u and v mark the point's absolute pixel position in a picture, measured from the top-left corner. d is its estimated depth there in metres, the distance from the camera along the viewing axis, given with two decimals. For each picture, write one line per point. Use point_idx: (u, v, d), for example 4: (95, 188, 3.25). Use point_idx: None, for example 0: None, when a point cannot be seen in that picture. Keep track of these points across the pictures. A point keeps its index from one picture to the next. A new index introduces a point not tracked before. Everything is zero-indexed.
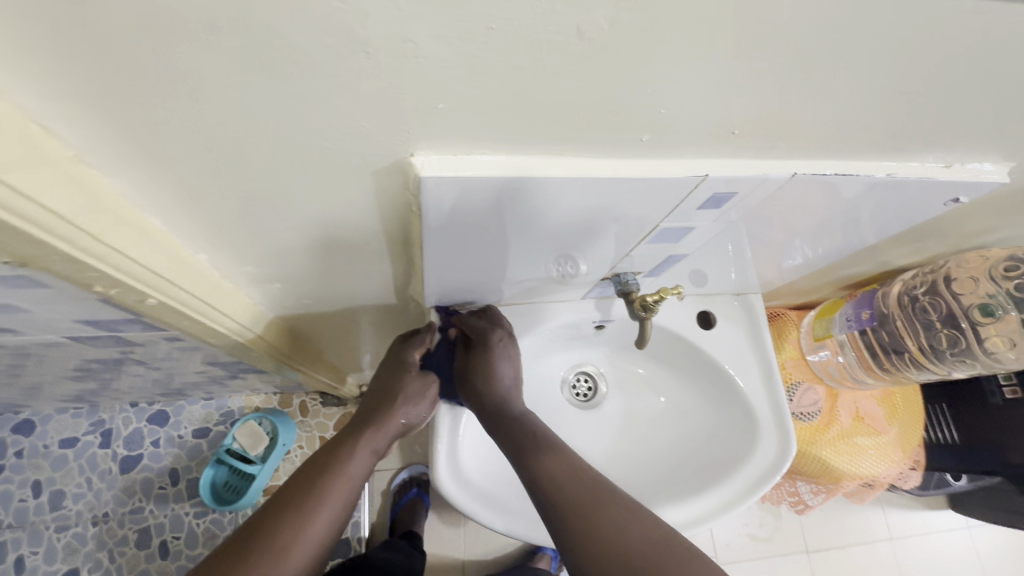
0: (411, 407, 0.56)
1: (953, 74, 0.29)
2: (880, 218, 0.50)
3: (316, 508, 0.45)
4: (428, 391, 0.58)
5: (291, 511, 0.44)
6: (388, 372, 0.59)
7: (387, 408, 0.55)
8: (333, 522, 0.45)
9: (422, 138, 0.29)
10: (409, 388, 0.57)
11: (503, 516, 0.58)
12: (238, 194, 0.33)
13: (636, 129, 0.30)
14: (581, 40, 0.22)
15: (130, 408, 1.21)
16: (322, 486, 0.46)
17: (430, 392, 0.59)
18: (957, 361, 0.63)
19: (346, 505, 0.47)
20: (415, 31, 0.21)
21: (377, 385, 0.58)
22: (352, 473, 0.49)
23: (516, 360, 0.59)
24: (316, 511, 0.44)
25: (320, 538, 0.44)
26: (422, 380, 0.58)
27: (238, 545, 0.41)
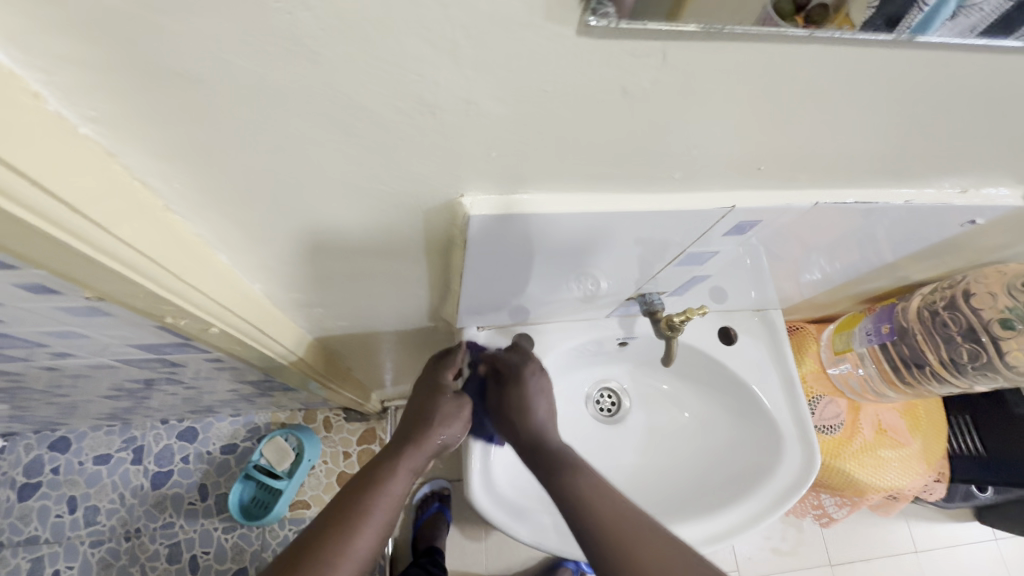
0: (446, 428, 0.58)
1: (966, 113, 0.31)
2: (897, 237, 0.52)
3: (358, 527, 0.47)
4: (462, 411, 0.59)
5: (338, 528, 0.46)
6: (424, 392, 0.61)
7: (422, 430, 0.57)
8: (374, 541, 0.47)
9: (473, 180, 0.31)
10: (444, 410, 0.59)
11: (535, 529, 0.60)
12: (298, 231, 0.36)
13: (668, 168, 0.32)
14: (624, 97, 0.25)
15: (161, 425, 1.25)
16: (365, 504, 0.49)
17: (464, 413, 0.60)
18: (978, 374, 0.65)
19: (385, 524, 0.49)
20: (478, 94, 0.24)
21: (411, 408, 0.60)
22: (392, 494, 0.52)
23: (549, 392, 0.61)
24: (358, 529, 0.46)
25: (362, 556, 0.46)
26: (456, 403, 0.60)
27: (289, 560, 0.44)
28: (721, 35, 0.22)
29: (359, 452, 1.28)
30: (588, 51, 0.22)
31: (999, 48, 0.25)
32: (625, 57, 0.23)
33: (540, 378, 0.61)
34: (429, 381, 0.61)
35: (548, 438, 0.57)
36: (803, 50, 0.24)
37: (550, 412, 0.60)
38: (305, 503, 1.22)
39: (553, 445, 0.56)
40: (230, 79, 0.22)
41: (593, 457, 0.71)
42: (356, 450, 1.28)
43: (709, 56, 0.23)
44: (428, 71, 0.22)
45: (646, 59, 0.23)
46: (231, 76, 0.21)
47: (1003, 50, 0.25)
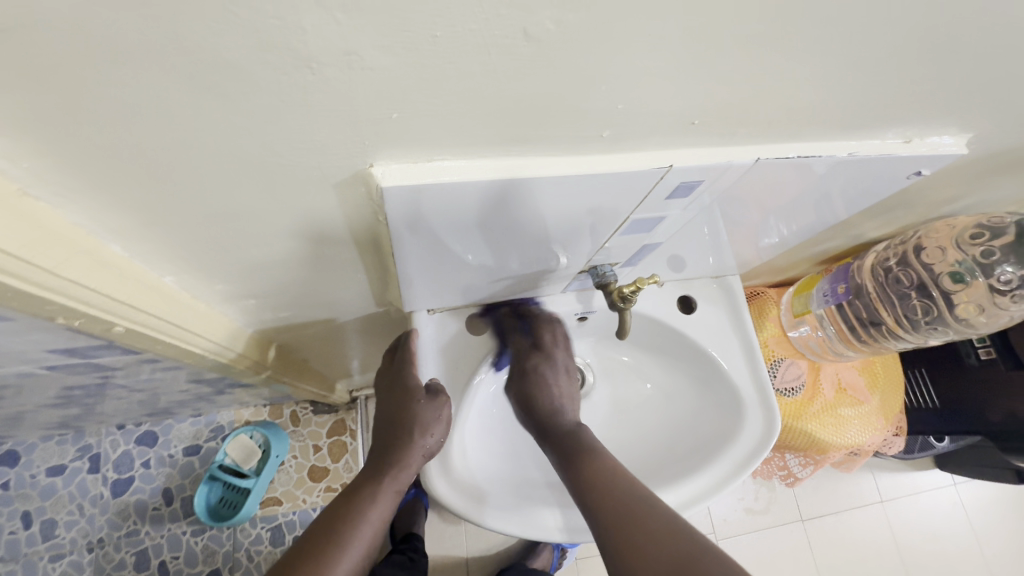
0: (428, 435, 0.57)
1: (906, 52, 0.29)
2: (846, 194, 0.51)
3: (342, 554, 0.49)
4: (441, 414, 0.57)
5: (321, 552, 0.48)
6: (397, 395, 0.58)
7: (403, 442, 0.56)
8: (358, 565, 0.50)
9: (381, 148, 0.28)
10: (423, 416, 0.57)
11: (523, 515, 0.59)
12: (197, 213, 0.32)
13: (595, 126, 0.30)
14: (528, 41, 0.22)
15: (117, 430, 1.19)
16: (348, 530, 0.50)
17: (444, 414, 0.58)
18: (931, 330, 0.64)
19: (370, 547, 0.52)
20: (358, 43, 0.21)
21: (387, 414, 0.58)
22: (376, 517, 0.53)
23: (559, 379, 0.64)
24: (339, 556, 0.48)
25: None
26: (434, 404, 0.58)
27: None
28: None
29: (330, 444, 1.26)
30: None
31: None
32: None
33: (547, 367, 0.64)
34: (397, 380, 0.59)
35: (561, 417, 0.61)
36: None
37: (566, 391, 0.64)
38: (276, 500, 1.20)
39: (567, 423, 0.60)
40: (43, 33, 0.18)
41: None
42: (327, 442, 1.26)
43: None
44: (290, 14, 0.19)
45: None
46: (42, 27, 0.18)
47: None
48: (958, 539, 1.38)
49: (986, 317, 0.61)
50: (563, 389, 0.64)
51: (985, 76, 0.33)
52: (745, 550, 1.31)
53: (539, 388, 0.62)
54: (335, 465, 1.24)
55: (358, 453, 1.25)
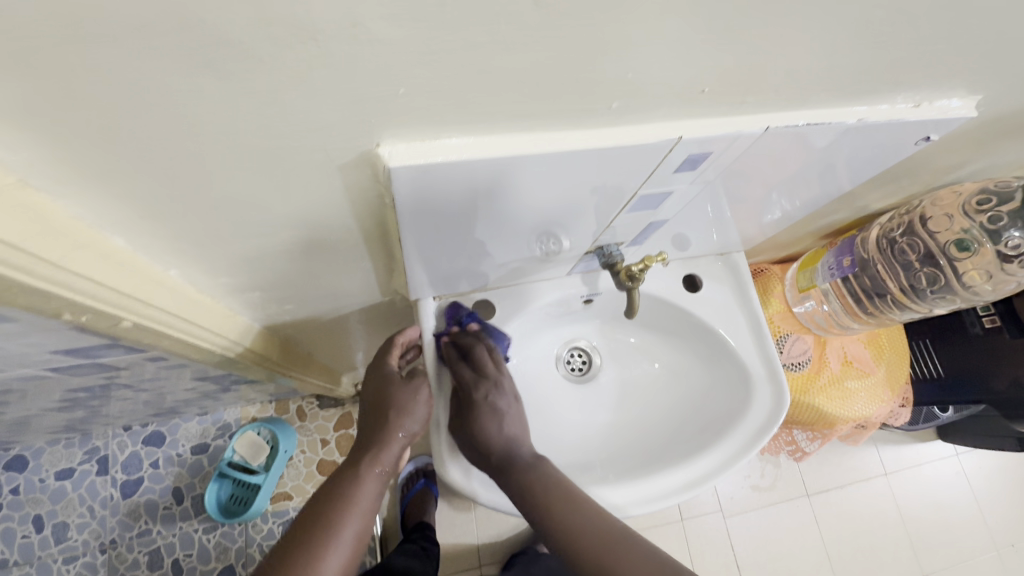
0: (408, 416, 0.54)
1: (918, 10, 0.28)
2: (852, 165, 0.50)
3: (324, 544, 0.44)
4: (419, 394, 0.54)
5: (300, 553, 0.43)
6: (373, 386, 0.56)
7: (382, 426, 0.52)
8: (345, 557, 0.45)
9: (387, 127, 0.28)
10: (400, 398, 0.54)
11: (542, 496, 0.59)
12: (200, 201, 0.32)
13: (603, 98, 0.29)
14: (538, 7, 0.22)
15: (124, 432, 1.19)
16: (333, 518, 0.46)
17: (423, 396, 0.55)
18: (937, 299, 0.65)
19: (358, 534, 0.47)
20: (364, 14, 0.20)
21: (365, 404, 0.55)
22: (362, 501, 0.48)
23: (514, 411, 0.56)
24: (324, 546, 0.44)
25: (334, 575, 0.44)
26: (409, 388, 0.55)
27: None
28: None
29: (337, 438, 1.26)
30: None
31: None
32: None
33: (498, 397, 0.56)
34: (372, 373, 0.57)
35: (519, 452, 0.54)
36: None
37: (522, 424, 0.56)
38: (285, 495, 1.20)
39: (524, 454, 0.54)
40: (39, 11, 0.17)
41: (565, 416, 0.70)
42: (334, 436, 1.26)
43: None
44: None
45: None
46: (37, 5, 0.17)
47: None
48: (961, 508, 1.40)
49: (991, 284, 0.61)
50: (518, 422, 0.56)
51: (995, 37, 0.33)
52: (752, 526, 1.33)
53: (486, 425, 0.54)
54: (344, 459, 1.25)
55: None
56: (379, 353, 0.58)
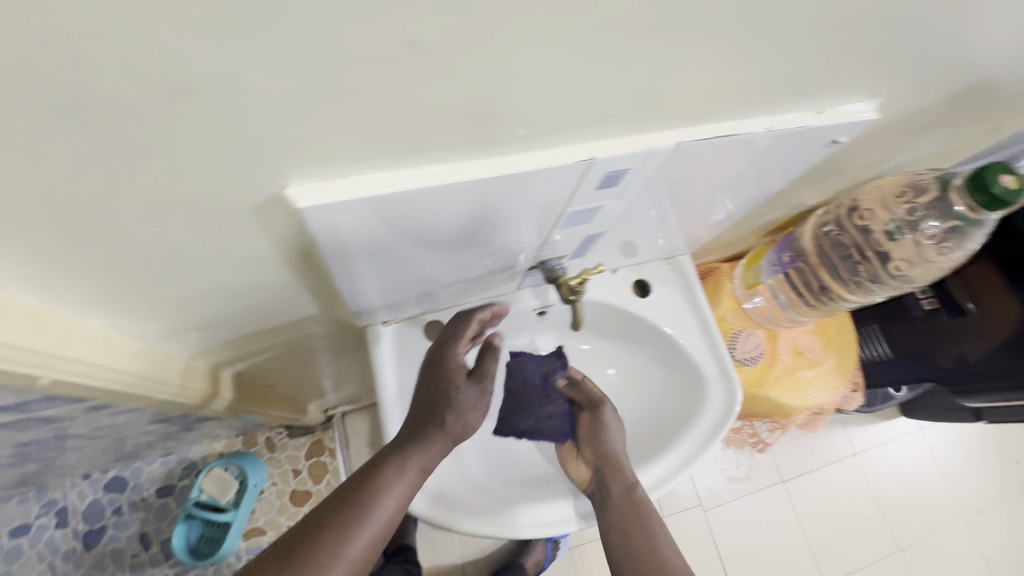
0: (468, 413, 0.55)
1: (798, 27, 0.30)
2: (777, 167, 0.52)
3: (354, 531, 0.45)
4: (482, 399, 0.55)
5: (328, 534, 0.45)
6: (434, 375, 0.54)
7: (433, 419, 0.53)
8: (372, 543, 0.46)
9: (292, 169, 0.28)
10: (465, 397, 0.54)
11: (539, 512, 0.60)
12: (112, 252, 0.31)
13: (507, 127, 0.30)
14: (417, 51, 0.22)
15: (83, 480, 1.14)
16: (361, 510, 0.47)
17: (479, 400, 0.56)
18: (870, 288, 0.67)
19: (386, 524, 0.48)
20: (239, 65, 0.20)
21: (423, 391, 0.54)
22: (395, 496, 0.49)
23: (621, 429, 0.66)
24: (355, 528, 0.45)
25: (358, 560, 0.45)
26: (474, 390, 0.55)
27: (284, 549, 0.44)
28: None
29: (309, 467, 1.24)
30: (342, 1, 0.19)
31: None
32: (393, 3, 0.19)
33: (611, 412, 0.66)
34: (439, 354, 0.55)
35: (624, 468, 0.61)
36: None
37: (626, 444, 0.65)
38: (258, 530, 1.17)
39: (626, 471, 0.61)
40: None
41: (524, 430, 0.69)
42: (306, 465, 1.24)
43: None
44: (157, 42, 0.18)
45: (421, 4, 0.20)
46: None
47: None
48: (929, 481, 1.45)
49: (919, 272, 0.63)
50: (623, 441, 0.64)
51: (881, 44, 0.35)
52: (731, 518, 1.35)
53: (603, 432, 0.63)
54: (316, 488, 1.23)
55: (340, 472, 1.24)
56: (453, 331, 0.57)
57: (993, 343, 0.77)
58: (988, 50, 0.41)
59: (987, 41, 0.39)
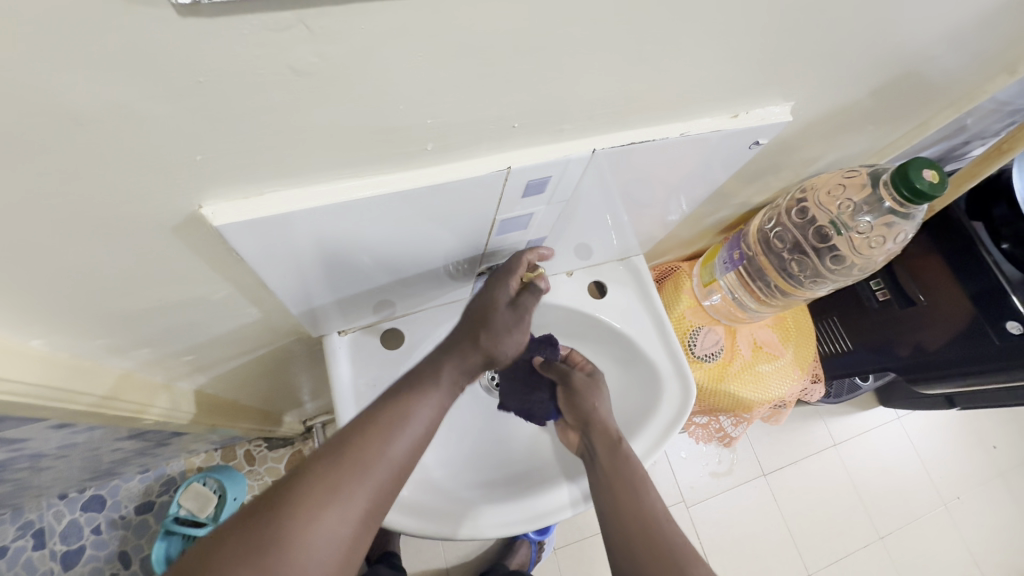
0: (515, 331, 0.53)
1: (687, 38, 0.31)
2: (713, 168, 0.54)
3: (393, 436, 0.45)
4: (519, 323, 0.53)
5: (328, 482, 0.41)
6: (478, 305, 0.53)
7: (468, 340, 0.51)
8: (413, 447, 0.46)
9: (203, 189, 0.29)
10: (502, 320, 0.52)
11: (511, 510, 0.61)
12: (35, 277, 0.31)
13: (414, 141, 0.31)
14: (299, 75, 0.23)
15: (60, 500, 1.14)
16: (363, 458, 0.43)
17: (522, 328, 0.54)
18: (813, 283, 0.69)
19: (426, 432, 0.47)
20: (122, 97, 0.21)
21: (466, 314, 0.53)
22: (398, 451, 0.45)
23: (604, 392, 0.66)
24: (369, 463, 0.43)
25: (397, 463, 0.44)
26: (514, 315, 0.53)
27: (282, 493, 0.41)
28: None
29: None
30: (212, 35, 0.20)
31: None
32: (264, 33, 0.21)
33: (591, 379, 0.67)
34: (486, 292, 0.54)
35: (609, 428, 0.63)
36: (465, 2, 0.23)
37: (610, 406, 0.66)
38: None
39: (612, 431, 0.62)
40: None
41: (480, 436, 0.70)
42: None
43: (362, 18, 0.21)
44: (30, 78, 0.19)
45: (292, 33, 0.21)
46: None
47: None
48: (907, 467, 1.48)
49: (856, 265, 0.67)
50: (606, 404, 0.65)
51: (779, 50, 0.36)
52: (715, 513, 1.36)
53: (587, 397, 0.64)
54: None
55: None
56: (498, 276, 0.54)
57: (951, 331, 0.78)
58: (891, 51, 0.43)
59: (884, 42, 0.41)
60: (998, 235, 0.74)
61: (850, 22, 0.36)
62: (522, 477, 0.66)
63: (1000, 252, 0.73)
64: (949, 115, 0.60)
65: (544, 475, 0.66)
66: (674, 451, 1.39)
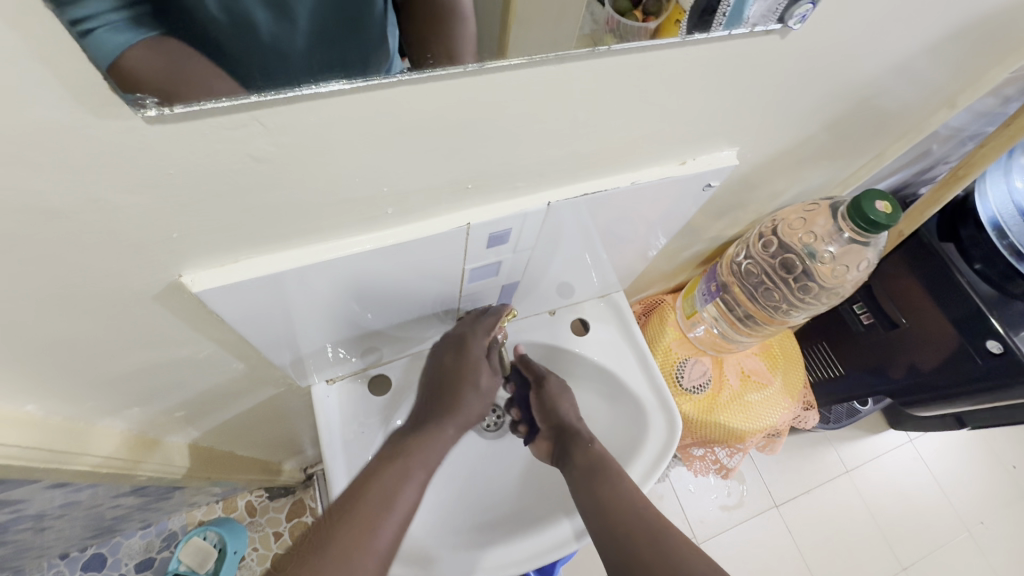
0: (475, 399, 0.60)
1: (616, 106, 0.35)
2: (679, 208, 0.56)
3: (377, 515, 0.48)
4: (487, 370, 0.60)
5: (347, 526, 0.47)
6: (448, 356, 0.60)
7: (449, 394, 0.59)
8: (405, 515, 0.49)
9: (181, 260, 0.32)
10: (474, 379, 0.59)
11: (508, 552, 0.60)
12: (17, 351, 0.34)
13: (375, 206, 0.34)
14: (258, 161, 0.26)
15: (62, 560, 1.14)
16: (379, 501, 0.49)
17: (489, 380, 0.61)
18: (788, 312, 0.72)
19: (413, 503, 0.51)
20: (101, 190, 0.24)
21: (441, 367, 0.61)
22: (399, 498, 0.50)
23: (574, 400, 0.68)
24: (383, 511, 0.48)
25: (390, 538, 0.48)
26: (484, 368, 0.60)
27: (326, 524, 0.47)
28: (300, 97, 0.24)
29: (291, 528, 1.22)
30: (176, 138, 0.23)
31: (582, 57, 0.29)
32: (222, 132, 0.24)
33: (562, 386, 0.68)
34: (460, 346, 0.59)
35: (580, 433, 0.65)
36: (398, 95, 0.26)
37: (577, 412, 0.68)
38: None
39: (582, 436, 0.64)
40: None
41: (466, 477, 0.69)
42: (288, 527, 1.23)
43: (310, 112, 0.25)
44: (22, 186, 0.23)
45: (248, 129, 0.24)
46: None
47: (587, 58, 0.29)
48: (926, 493, 1.44)
49: (826, 293, 0.70)
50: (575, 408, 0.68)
51: (713, 105, 0.40)
52: (728, 548, 1.31)
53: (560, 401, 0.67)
54: None
55: None
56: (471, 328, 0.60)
57: (940, 355, 0.78)
58: (825, 96, 0.46)
59: (815, 91, 0.45)
60: (968, 256, 0.75)
61: (776, 76, 0.39)
62: (516, 520, 0.66)
63: (973, 273, 0.75)
64: (902, 146, 0.63)
65: (538, 516, 0.65)
66: (681, 483, 1.37)
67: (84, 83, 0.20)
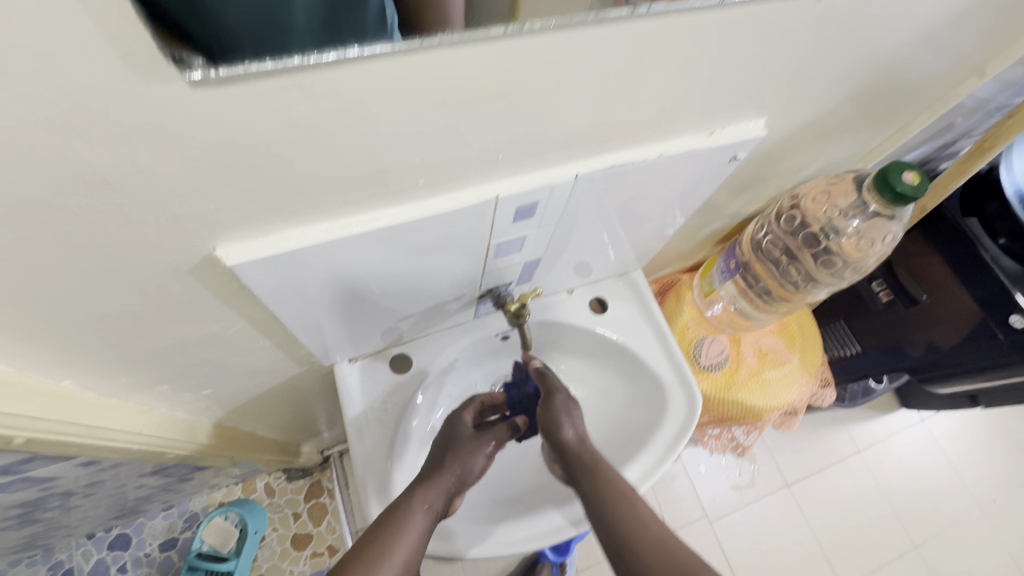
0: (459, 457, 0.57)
1: (649, 73, 0.34)
2: (702, 184, 0.55)
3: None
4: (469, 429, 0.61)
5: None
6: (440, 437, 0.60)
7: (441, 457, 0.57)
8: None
9: (217, 232, 0.32)
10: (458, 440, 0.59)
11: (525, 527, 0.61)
12: (60, 325, 0.34)
13: (406, 178, 0.34)
14: (298, 129, 0.26)
15: (88, 540, 1.16)
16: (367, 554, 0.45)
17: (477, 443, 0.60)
18: (809, 288, 0.71)
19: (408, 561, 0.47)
20: (145, 158, 0.24)
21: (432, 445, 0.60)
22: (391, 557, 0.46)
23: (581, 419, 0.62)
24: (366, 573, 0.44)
25: None
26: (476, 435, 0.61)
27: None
28: (344, 62, 0.24)
29: (309, 509, 1.25)
30: (220, 104, 0.23)
31: (619, 20, 0.29)
32: (265, 98, 0.24)
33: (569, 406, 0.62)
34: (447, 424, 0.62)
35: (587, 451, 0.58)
36: (437, 59, 0.26)
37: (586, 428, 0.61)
38: None
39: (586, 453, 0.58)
40: None
41: None
42: (306, 507, 1.25)
43: (351, 78, 0.25)
44: (71, 153, 0.23)
45: (291, 95, 0.24)
46: None
47: (625, 22, 0.29)
48: (938, 472, 1.44)
49: (848, 267, 0.69)
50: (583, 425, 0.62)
51: (744, 73, 0.39)
52: (741, 527, 1.32)
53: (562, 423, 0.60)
54: (319, 530, 1.23)
55: (339, 511, 1.24)
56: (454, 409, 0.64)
57: (960, 331, 0.78)
58: (854, 64, 0.45)
59: (845, 58, 0.44)
60: (993, 230, 0.75)
61: (808, 41, 0.39)
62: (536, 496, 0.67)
63: (997, 248, 0.74)
64: (926, 119, 0.62)
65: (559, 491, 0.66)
66: (693, 464, 1.37)
67: (135, 44, 0.19)
